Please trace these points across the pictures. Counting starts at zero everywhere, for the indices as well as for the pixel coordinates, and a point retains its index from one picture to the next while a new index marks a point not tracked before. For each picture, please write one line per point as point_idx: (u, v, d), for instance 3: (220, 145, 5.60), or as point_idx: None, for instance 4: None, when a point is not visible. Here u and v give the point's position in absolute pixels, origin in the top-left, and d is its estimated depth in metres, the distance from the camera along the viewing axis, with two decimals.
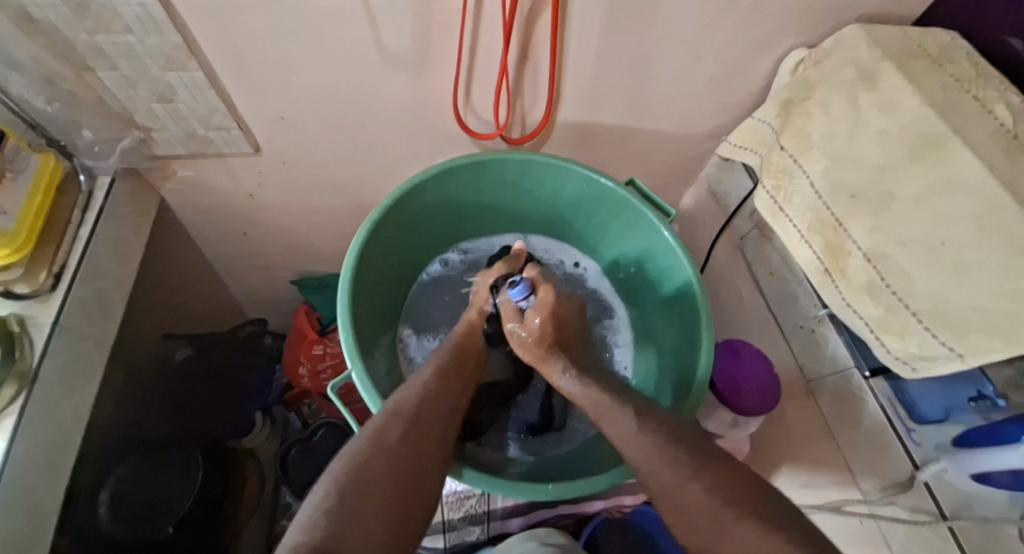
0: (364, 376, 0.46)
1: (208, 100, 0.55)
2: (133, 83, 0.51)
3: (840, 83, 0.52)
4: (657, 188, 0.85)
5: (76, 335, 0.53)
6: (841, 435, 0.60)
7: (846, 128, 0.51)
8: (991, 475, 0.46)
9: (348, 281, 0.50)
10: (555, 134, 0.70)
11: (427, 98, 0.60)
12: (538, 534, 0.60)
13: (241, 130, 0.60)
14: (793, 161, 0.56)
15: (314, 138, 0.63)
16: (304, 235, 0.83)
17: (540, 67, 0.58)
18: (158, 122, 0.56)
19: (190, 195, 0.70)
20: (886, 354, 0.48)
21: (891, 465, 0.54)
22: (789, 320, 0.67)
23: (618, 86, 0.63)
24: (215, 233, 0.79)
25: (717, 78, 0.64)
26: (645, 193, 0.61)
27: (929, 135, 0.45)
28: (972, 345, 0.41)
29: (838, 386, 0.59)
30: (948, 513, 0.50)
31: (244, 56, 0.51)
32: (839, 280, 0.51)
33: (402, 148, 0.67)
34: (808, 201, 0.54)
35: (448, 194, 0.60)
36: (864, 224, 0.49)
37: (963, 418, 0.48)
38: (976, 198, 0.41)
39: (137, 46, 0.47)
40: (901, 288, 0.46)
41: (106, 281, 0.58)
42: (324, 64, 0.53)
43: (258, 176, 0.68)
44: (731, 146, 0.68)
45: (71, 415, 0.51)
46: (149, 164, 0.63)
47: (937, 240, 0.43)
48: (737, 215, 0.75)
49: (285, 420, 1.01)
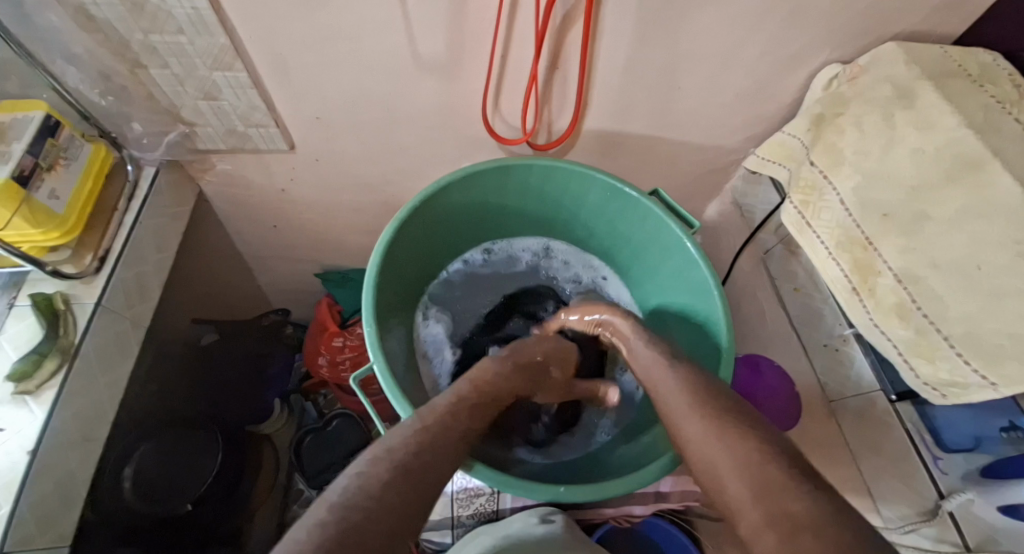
0: (386, 369, 0.47)
1: (249, 99, 0.57)
2: (181, 81, 0.54)
3: (875, 100, 0.52)
4: (681, 199, 0.85)
5: (116, 315, 0.56)
6: (863, 456, 0.57)
7: (880, 146, 0.50)
8: (1019, 508, 0.44)
9: (373, 275, 0.51)
10: (581, 142, 0.71)
11: (457, 103, 0.61)
12: (540, 512, 0.60)
13: (279, 128, 0.62)
14: (822, 177, 0.55)
15: (347, 137, 0.65)
16: (331, 230, 0.85)
17: (569, 75, 0.59)
18: (201, 118, 0.59)
19: (226, 188, 0.72)
20: (915, 379, 0.46)
21: (915, 493, 0.52)
22: (810, 337, 0.66)
23: (646, 97, 0.63)
24: (247, 224, 0.82)
25: (747, 92, 0.63)
26: (669, 203, 0.61)
27: (968, 157, 0.44)
28: (1009, 374, 0.39)
29: (862, 409, 0.58)
30: (972, 545, 0.46)
31: (286, 58, 0.53)
32: (866, 299, 0.50)
33: (430, 151, 0.69)
34: (837, 217, 0.53)
35: (473, 197, 0.61)
36: (895, 244, 0.48)
37: (993, 448, 0.49)
38: (1016, 220, 0.40)
39: (188, 46, 0.50)
40: (933, 311, 0.44)
41: (146, 266, 0.61)
42: (361, 67, 0.54)
43: (292, 171, 0.71)
44: (759, 159, 0.68)
45: (107, 392, 0.54)
46: (190, 157, 0.66)
47: (974, 264, 0.42)
48: (762, 228, 0.74)
49: (302, 409, 1.05)
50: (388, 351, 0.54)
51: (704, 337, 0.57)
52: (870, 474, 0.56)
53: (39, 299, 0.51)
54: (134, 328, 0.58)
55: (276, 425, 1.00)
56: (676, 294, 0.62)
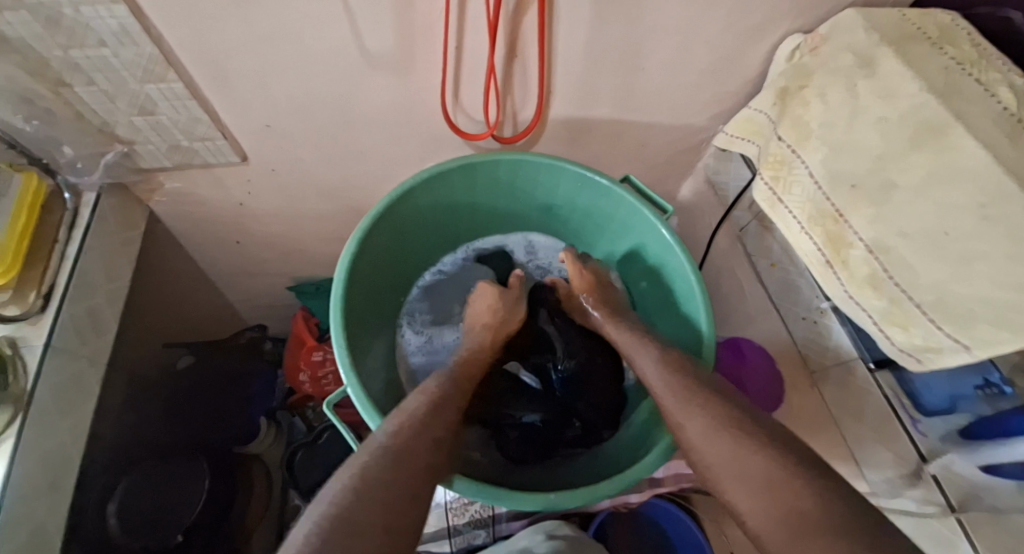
0: (360, 390, 0.45)
1: (189, 111, 0.53)
2: (112, 97, 0.50)
3: (837, 70, 0.51)
4: (653, 181, 0.84)
5: (69, 354, 0.52)
6: (846, 426, 0.59)
7: (845, 116, 0.50)
8: (1000, 466, 0.45)
9: (340, 291, 0.49)
10: (547, 131, 0.69)
11: (415, 100, 0.58)
12: (545, 527, 0.59)
13: (227, 140, 0.58)
14: (791, 151, 0.55)
15: (301, 144, 0.62)
16: (297, 240, 0.82)
17: (529, 64, 0.57)
18: (139, 135, 0.55)
19: (179, 207, 0.68)
20: (892, 346, 0.47)
21: (897, 457, 0.53)
22: (790, 311, 0.66)
23: (609, 80, 0.61)
24: (207, 242, 0.78)
25: (711, 68, 0.62)
26: (641, 189, 0.59)
27: (931, 122, 0.43)
28: (978, 337, 0.40)
29: (842, 378, 0.58)
30: (956, 505, 0.49)
31: (224, 65, 0.49)
32: (840, 271, 0.50)
33: (392, 152, 0.66)
34: (807, 191, 0.53)
35: (440, 198, 0.59)
36: (865, 214, 0.47)
37: (969, 408, 0.48)
38: (977, 184, 0.39)
39: (113, 59, 0.46)
40: (904, 279, 0.45)
41: (97, 298, 0.57)
42: (307, 71, 0.52)
43: (248, 185, 0.67)
44: (727, 136, 0.66)
45: (70, 436, 0.50)
46: (134, 178, 0.62)
47: (941, 230, 0.41)
48: (736, 205, 0.73)
49: (290, 424, 1.00)
50: (361, 367, 0.52)
51: (679, 334, 0.58)
52: (854, 440, 0.58)
53: None
54: (91, 365, 0.55)
55: (265, 444, 0.96)
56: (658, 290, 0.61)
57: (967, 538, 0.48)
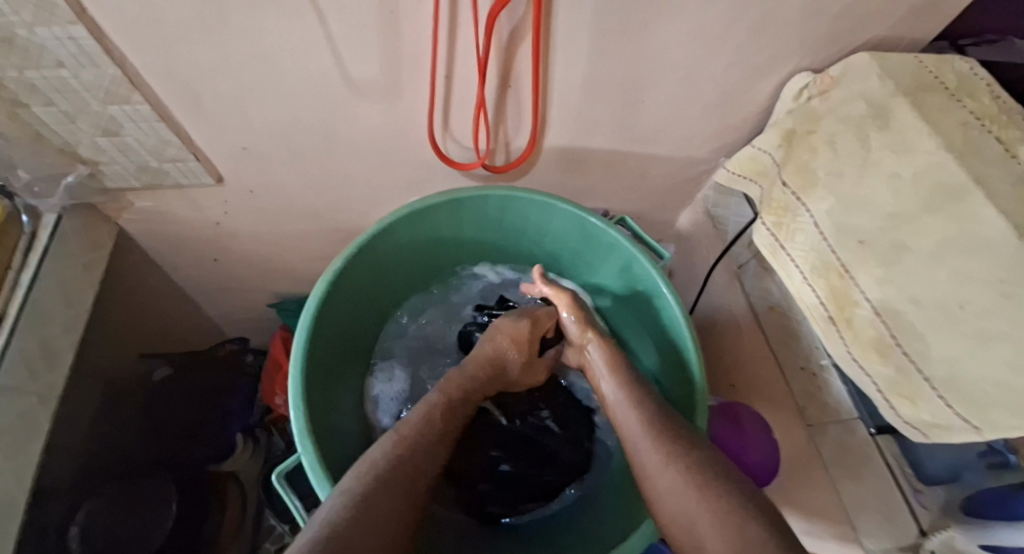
0: (315, 458, 0.41)
1: (157, 132, 0.50)
2: (73, 118, 0.46)
3: (849, 118, 0.48)
4: (650, 211, 0.81)
5: (17, 391, 0.49)
6: (845, 487, 0.54)
7: (855, 167, 0.47)
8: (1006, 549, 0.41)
9: (302, 343, 0.46)
10: (541, 160, 0.66)
11: (401, 127, 0.55)
12: None
13: (199, 161, 0.55)
14: (795, 198, 0.52)
15: (280, 167, 0.59)
16: (278, 259, 0.78)
17: (523, 94, 0.54)
18: (104, 156, 0.52)
19: (150, 225, 0.65)
20: (897, 418, 0.44)
21: (898, 526, 0.50)
22: (788, 359, 0.63)
23: (608, 112, 0.58)
24: (182, 259, 0.75)
25: (715, 103, 0.59)
26: (636, 231, 0.57)
27: (946, 185, 0.40)
28: (990, 420, 0.37)
29: (841, 436, 0.55)
30: None
31: (195, 89, 0.46)
32: (844, 331, 0.47)
33: (379, 177, 0.63)
34: (812, 241, 0.50)
35: (423, 233, 0.56)
36: (873, 274, 0.44)
37: (972, 479, 0.48)
38: (995, 259, 0.36)
39: (72, 80, 0.42)
40: (913, 350, 0.41)
41: (53, 328, 0.53)
42: (286, 96, 0.48)
43: (224, 205, 0.64)
44: (728, 173, 0.63)
45: (13, 482, 0.47)
46: (100, 198, 0.58)
47: (955, 302, 0.38)
48: (736, 243, 0.71)
49: (269, 442, 0.93)
50: (321, 424, 0.48)
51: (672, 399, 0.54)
52: (853, 502, 0.53)
53: None
54: (43, 402, 0.51)
55: (240, 462, 0.90)
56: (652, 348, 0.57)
57: None
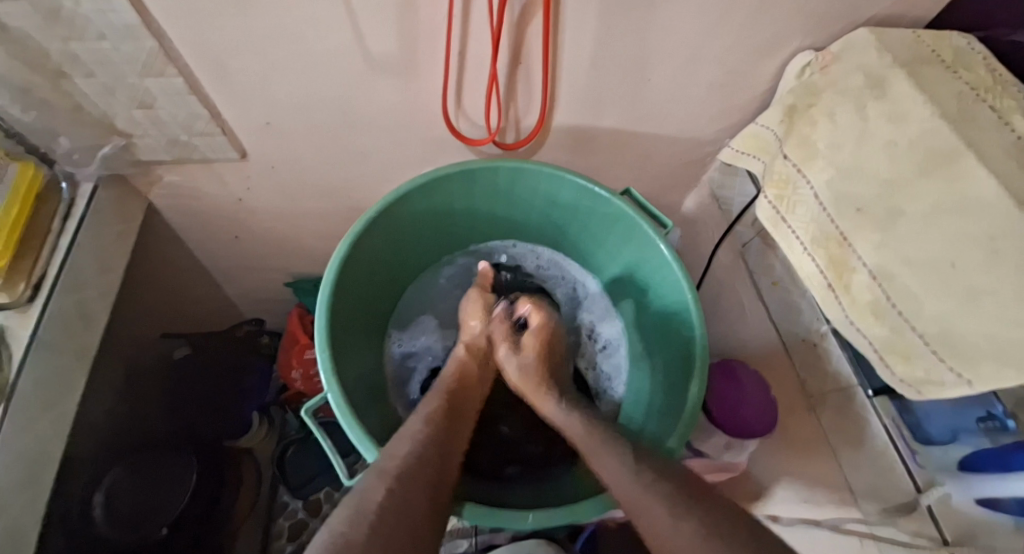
0: (340, 395, 0.45)
1: (188, 106, 0.53)
2: (111, 90, 0.50)
3: (848, 91, 0.50)
4: (657, 193, 0.83)
5: (57, 347, 0.52)
6: (843, 454, 0.58)
7: (853, 138, 0.49)
8: (997, 501, 0.44)
9: (327, 295, 0.49)
10: (550, 139, 0.68)
11: (416, 104, 0.58)
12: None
13: (226, 136, 0.58)
14: (796, 170, 0.54)
15: (301, 143, 0.61)
16: (296, 238, 0.81)
17: (533, 71, 0.56)
18: (138, 128, 0.55)
19: (177, 200, 0.68)
20: (892, 376, 0.45)
21: (894, 487, 0.52)
22: (790, 332, 0.66)
23: (615, 91, 0.60)
24: (205, 236, 0.78)
25: (719, 83, 0.61)
26: (640, 202, 0.59)
27: (940, 150, 0.42)
28: (981, 372, 0.38)
29: (841, 403, 0.58)
30: (950, 539, 0.47)
31: (224, 63, 0.49)
32: (841, 296, 0.49)
33: (394, 154, 0.66)
34: (812, 212, 0.52)
35: (438, 203, 0.58)
36: (871, 239, 0.46)
37: (969, 440, 0.47)
38: (990, 218, 0.38)
39: (113, 53, 0.45)
40: (908, 309, 0.43)
41: (88, 291, 0.57)
42: (308, 71, 0.51)
43: (247, 181, 0.67)
44: (733, 152, 0.65)
45: (52, 429, 0.50)
46: (132, 170, 0.61)
47: (947, 260, 0.40)
48: (739, 222, 0.73)
49: (283, 421, 1.01)
50: (345, 372, 0.52)
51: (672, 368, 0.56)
52: (851, 470, 0.57)
53: None
54: (79, 359, 0.55)
55: (256, 439, 0.96)
56: (646, 326, 0.63)
57: None
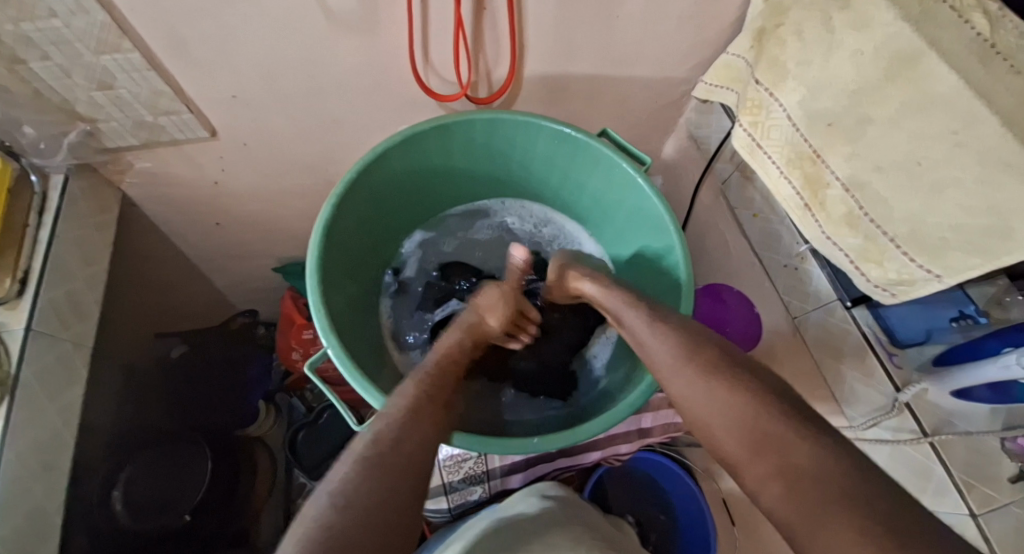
0: (341, 348, 0.46)
1: (150, 83, 0.52)
2: (68, 72, 0.48)
3: (812, 4, 0.48)
4: (636, 141, 0.84)
5: (51, 339, 0.53)
6: (827, 369, 0.61)
7: (821, 54, 0.48)
8: (971, 392, 0.47)
9: (316, 258, 0.49)
10: (524, 90, 0.67)
11: (384, 61, 0.57)
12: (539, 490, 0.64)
13: (193, 113, 0.57)
14: (768, 94, 0.54)
15: (271, 114, 0.61)
16: (279, 220, 0.81)
17: (498, 16, 0.55)
18: (101, 112, 0.54)
19: (152, 188, 0.67)
20: (867, 282, 0.49)
21: (874, 391, 0.56)
22: (772, 260, 0.67)
23: (583, 32, 0.60)
24: (186, 225, 0.77)
25: (687, 15, 0.61)
26: (618, 142, 0.59)
27: (904, 52, 0.41)
28: (950, 265, 0.41)
29: (822, 321, 0.60)
30: (929, 430, 0.51)
31: (180, 32, 0.47)
32: (818, 213, 0.52)
33: (367, 118, 0.65)
34: (786, 135, 0.53)
35: (414, 162, 0.58)
36: (841, 152, 0.48)
37: (943, 337, 0.49)
38: (951, 112, 0.38)
39: (64, 30, 0.44)
40: (878, 215, 0.46)
41: (76, 283, 0.57)
42: (266, 33, 0.50)
43: (220, 161, 0.66)
44: (706, 86, 0.66)
45: (61, 417, 0.51)
46: (101, 158, 0.60)
47: (915, 159, 0.41)
48: (718, 158, 0.74)
49: (290, 406, 0.99)
50: (344, 332, 0.53)
51: (663, 288, 0.57)
52: (836, 382, 0.60)
53: None
54: (76, 350, 0.55)
55: (264, 428, 0.95)
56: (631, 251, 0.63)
57: (940, 461, 0.50)
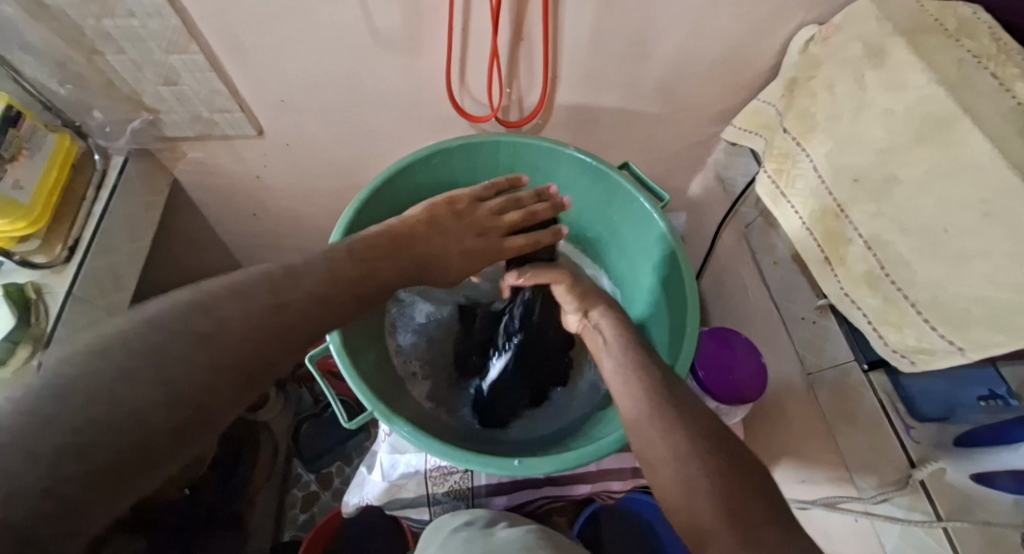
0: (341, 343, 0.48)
1: (209, 83, 0.57)
2: (139, 66, 0.53)
3: (847, 61, 0.49)
4: (663, 177, 0.84)
5: (88, 305, 0.57)
6: (839, 433, 0.57)
7: (851, 110, 0.48)
8: (993, 479, 0.44)
9: None
10: (554, 118, 0.69)
11: (422, 83, 0.60)
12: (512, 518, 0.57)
13: (244, 112, 0.62)
14: (796, 144, 0.54)
15: (314, 120, 0.64)
16: (310, 218, 0.85)
17: (533, 49, 0.57)
18: (164, 105, 0.59)
19: (200, 176, 0.72)
20: (884, 346, 0.46)
21: (888, 464, 0.51)
22: (790, 311, 0.65)
23: (616, 68, 0.61)
24: (227, 214, 0.82)
25: (723, 59, 0.61)
26: (639, 176, 0.59)
27: (937, 115, 0.41)
28: (973, 339, 0.38)
29: (837, 382, 0.57)
30: (944, 514, 0.46)
31: (242, 41, 0.52)
32: (838, 269, 0.50)
33: (402, 131, 0.68)
34: (811, 185, 0.52)
35: (438, 176, 0.61)
36: (866, 210, 0.46)
37: (968, 417, 0.46)
38: (983, 182, 0.37)
39: (141, 30, 0.49)
40: (901, 279, 0.44)
41: (118, 255, 0.62)
42: (315, 47, 0.54)
43: (264, 158, 0.70)
44: (737, 129, 0.66)
45: None
46: (159, 146, 0.66)
47: (940, 226, 0.40)
48: (743, 201, 0.72)
49: (299, 398, 0.99)
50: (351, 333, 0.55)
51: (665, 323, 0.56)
52: (846, 446, 0.56)
53: (10, 288, 0.52)
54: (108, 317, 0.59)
55: (272, 413, 0.92)
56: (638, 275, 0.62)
57: (951, 548, 0.45)
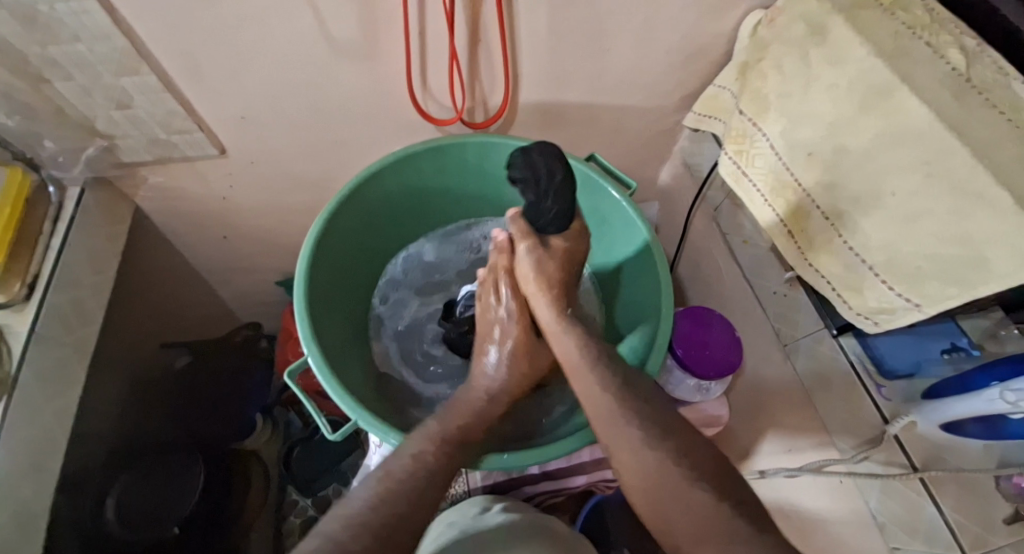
0: (320, 358, 0.47)
1: (165, 104, 0.55)
2: (89, 91, 0.52)
3: (791, 40, 0.50)
4: (632, 168, 0.85)
5: (53, 341, 0.55)
6: (817, 399, 0.59)
7: (800, 87, 0.50)
8: (962, 427, 0.46)
9: (305, 269, 0.51)
10: (519, 117, 0.70)
11: (384, 89, 0.60)
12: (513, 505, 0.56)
13: (204, 132, 0.60)
14: (752, 124, 0.56)
15: (278, 135, 0.64)
16: (282, 236, 0.83)
17: (492, 49, 0.58)
18: (119, 129, 0.58)
19: (164, 202, 0.71)
20: (849, 311, 0.48)
21: (864, 423, 0.54)
22: (762, 287, 0.67)
23: (576, 62, 0.62)
24: (195, 238, 0.80)
25: (677, 48, 0.63)
26: (606, 166, 0.60)
27: (878, 85, 0.43)
28: (927, 295, 0.41)
29: (811, 349, 0.59)
30: (919, 465, 0.49)
31: (197, 60, 0.51)
32: (801, 240, 0.52)
33: (368, 139, 0.68)
34: (769, 163, 0.54)
35: (407, 181, 0.61)
36: (821, 181, 0.48)
37: (933, 370, 0.48)
38: (922, 145, 0.39)
39: (88, 54, 0.48)
40: (857, 244, 0.46)
41: (82, 289, 0.60)
42: (273, 60, 0.53)
43: (229, 178, 0.69)
44: (695, 116, 0.68)
45: (55, 419, 0.53)
46: (117, 172, 0.64)
47: (888, 191, 0.42)
48: (709, 186, 0.74)
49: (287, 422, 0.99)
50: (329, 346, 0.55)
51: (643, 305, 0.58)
52: (824, 412, 0.59)
53: None
54: (77, 353, 0.58)
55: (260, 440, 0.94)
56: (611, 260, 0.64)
57: (930, 498, 0.48)
